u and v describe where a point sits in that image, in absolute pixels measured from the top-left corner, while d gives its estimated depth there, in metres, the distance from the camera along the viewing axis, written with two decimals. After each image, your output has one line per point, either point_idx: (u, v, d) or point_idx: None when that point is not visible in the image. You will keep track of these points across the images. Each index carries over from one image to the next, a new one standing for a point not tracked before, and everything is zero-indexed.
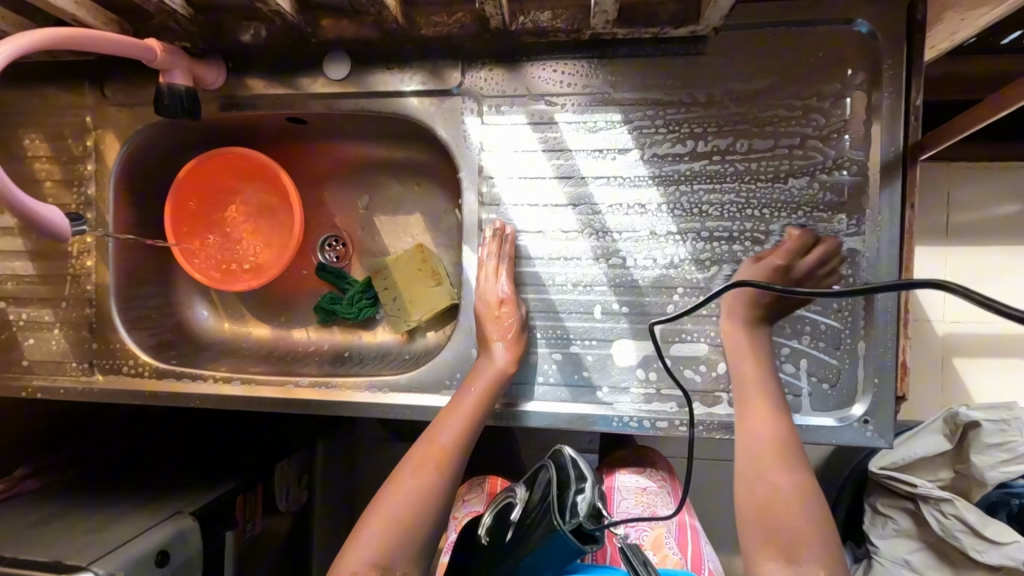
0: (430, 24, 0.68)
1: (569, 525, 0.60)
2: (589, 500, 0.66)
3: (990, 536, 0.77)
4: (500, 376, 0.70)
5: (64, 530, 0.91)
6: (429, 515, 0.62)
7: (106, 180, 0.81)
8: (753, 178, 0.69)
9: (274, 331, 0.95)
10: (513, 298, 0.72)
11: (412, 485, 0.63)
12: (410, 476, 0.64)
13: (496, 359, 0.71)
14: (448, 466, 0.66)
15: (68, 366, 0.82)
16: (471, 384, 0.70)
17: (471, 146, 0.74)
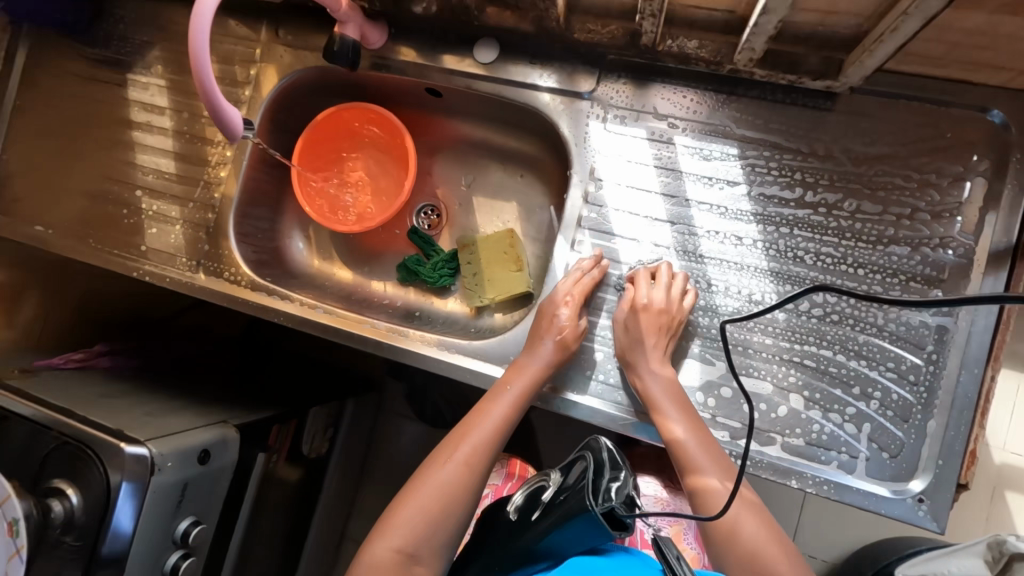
0: (582, 31, 0.72)
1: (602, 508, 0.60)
2: (625, 489, 0.64)
3: None
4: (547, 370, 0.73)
5: (127, 408, 0.98)
6: (465, 493, 0.67)
7: (258, 106, 0.91)
8: (855, 238, 0.70)
9: (355, 278, 1.02)
10: (575, 305, 0.74)
11: (443, 478, 0.67)
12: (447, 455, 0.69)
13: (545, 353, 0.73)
14: (485, 448, 0.70)
15: (178, 260, 0.91)
16: (510, 383, 0.73)
17: (589, 147, 0.78)
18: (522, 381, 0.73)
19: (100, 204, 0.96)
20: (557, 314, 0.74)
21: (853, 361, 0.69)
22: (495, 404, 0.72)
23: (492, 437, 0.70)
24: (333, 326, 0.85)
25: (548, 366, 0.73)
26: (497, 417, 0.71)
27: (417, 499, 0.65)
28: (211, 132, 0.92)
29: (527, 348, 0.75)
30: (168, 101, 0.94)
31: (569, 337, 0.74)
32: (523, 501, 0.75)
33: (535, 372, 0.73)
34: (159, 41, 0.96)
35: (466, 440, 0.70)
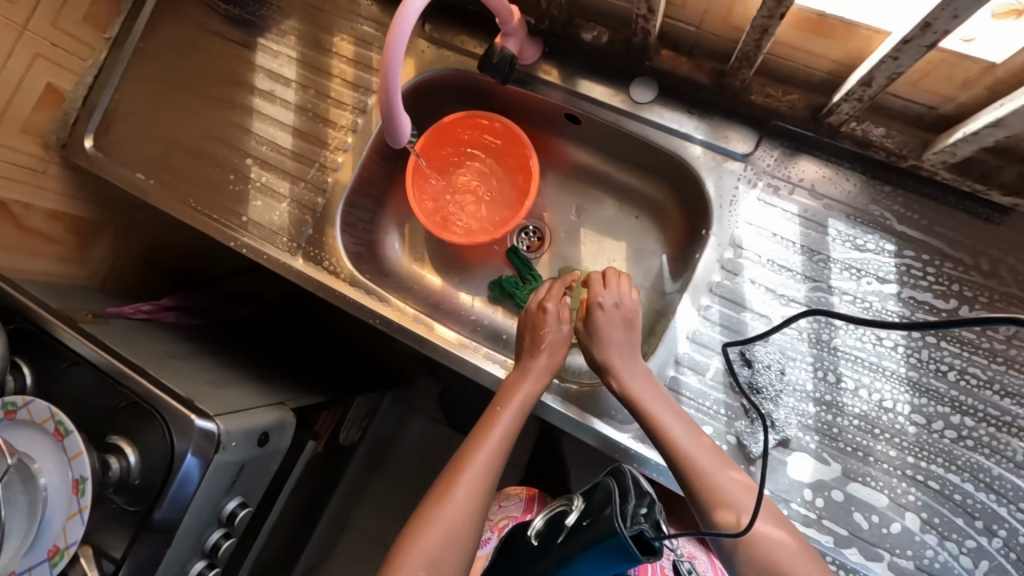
0: (760, 94, 0.72)
1: (631, 531, 0.60)
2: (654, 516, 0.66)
3: None
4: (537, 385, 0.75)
5: (194, 373, 0.96)
6: (473, 524, 0.67)
7: (389, 97, 0.88)
8: (1004, 363, 0.67)
9: (444, 286, 0.99)
10: (558, 315, 0.79)
11: (450, 517, 0.65)
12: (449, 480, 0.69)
13: (533, 366, 0.76)
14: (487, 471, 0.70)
15: (279, 238, 0.88)
16: (504, 406, 0.73)
17: (735, 212, 0.75)
18: (514, 401, 0.73)
19: (205, 164, 0.94)
20: (542, 326, 0.78)
21: (980, 492, 0.66)
22: (491, 433, 0.71)
23: (491, 466, 0.69)
24: (429, 340, 0.82)
25: (540, 383, 0.75)
26: (496, 443, 0.71)
27: (423, 543, 0.64)
28: (335, 115, 0.89)
29: (515, 372, 0.76)
30: (296, 75, 0.91)
31: (555, 353, 0.77)
32: (545, 526, 0.76)
33: (527, 388, 0.74)
34: (297, 10, 0.93)
35: (466, 474, 0.68)
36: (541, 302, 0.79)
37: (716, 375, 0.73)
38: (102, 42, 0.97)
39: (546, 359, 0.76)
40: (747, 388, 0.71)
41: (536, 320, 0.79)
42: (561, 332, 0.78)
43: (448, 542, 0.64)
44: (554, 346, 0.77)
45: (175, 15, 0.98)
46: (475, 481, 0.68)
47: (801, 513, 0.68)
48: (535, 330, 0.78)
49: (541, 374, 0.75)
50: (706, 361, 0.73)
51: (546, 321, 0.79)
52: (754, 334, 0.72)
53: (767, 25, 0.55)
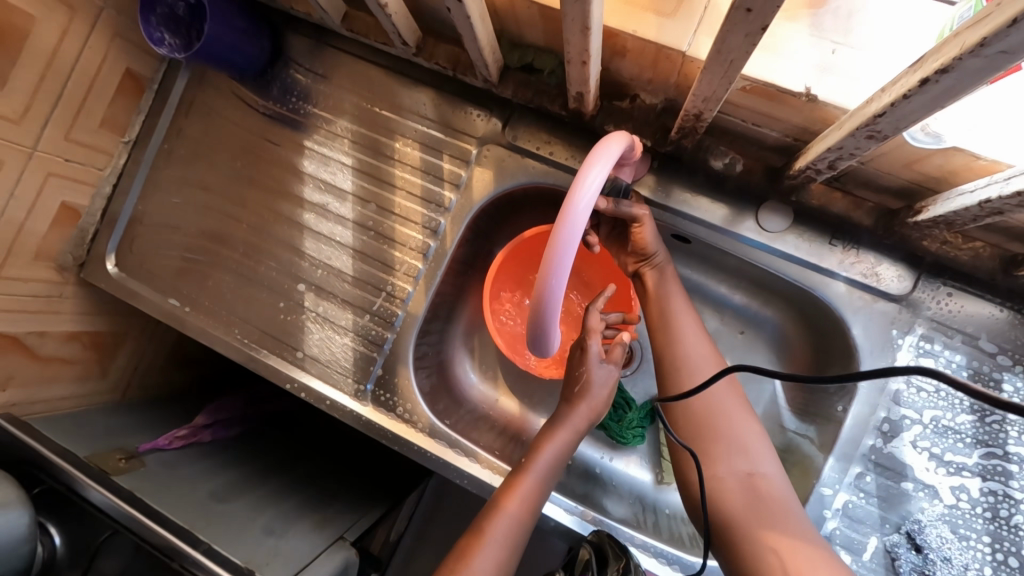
0: (934, 241, 0.61)
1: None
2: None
3: None
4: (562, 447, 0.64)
5: (244, 522, 0.85)
6: None
7: (465, 215, 0.76)
8: None
9: (522, 409, 0.88)
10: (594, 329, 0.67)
11: None
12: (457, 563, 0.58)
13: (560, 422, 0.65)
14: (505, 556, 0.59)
15: (343, 380, 0.77)
16: (529, 465, 0.63)
17: (890, 362, 0.64)
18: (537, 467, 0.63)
19: (251, 288, 0.82)
20: (583, 372, 0.65)
21: None
22: (506, 505, 0.61)
23: (510, 545, 0.59)
24: None
25: (570, 443, 0.64)
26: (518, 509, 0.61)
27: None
28: (402, 235, 0.77)
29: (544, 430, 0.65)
30: (353, 186, 0.79)
31: (591, 403, 0.64)
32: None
33: (552, 454, 0.63)
34: (350, 108, 0.80)
35: (482, 554, 0.58)
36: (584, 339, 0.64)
37: (874, 556, 0.62)
38: (120, 145, 0.84)
39: (582, 410, 0.65)
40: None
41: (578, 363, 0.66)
42: (603, 375, 0.65)
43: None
44: (595, 411, 0.65)
45: (206, 110, 0.86)
46: (491, 562, 0.58)
47: None
48: (573, 377, 0.65)
49: (573, 429, 0.64)
50: (862, 539, 0.63)
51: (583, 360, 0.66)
52: (918, 509, 0.62)
53: (1008, 210, 0.44)
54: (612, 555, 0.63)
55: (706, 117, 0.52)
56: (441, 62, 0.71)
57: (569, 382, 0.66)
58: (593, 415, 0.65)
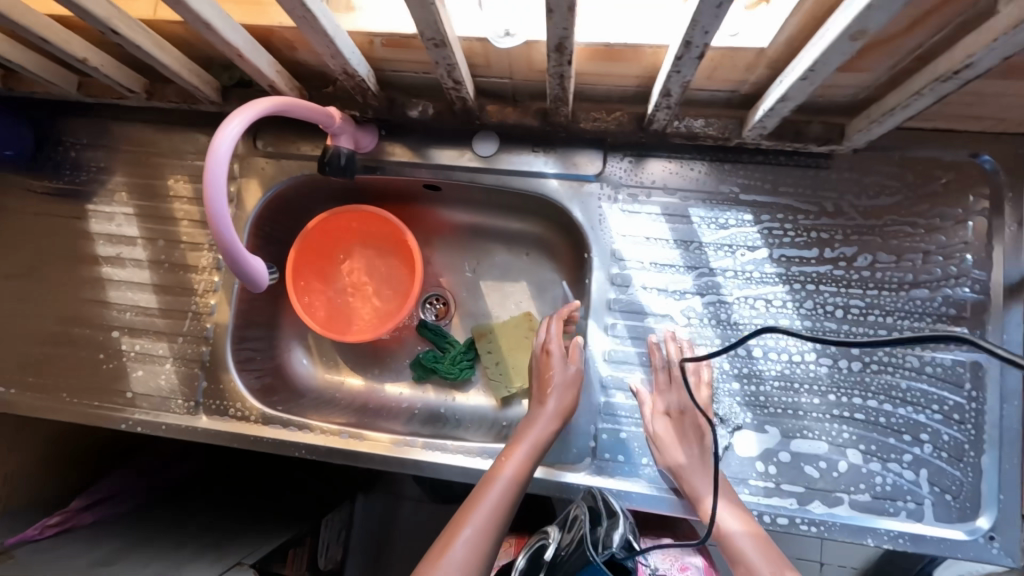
0: (588, 120, 0.72)
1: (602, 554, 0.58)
2: (622, 534, 0.63)
3: None
4: (537, 442, 0.69)
5: (129, 574, 0.87)
6: None
7: (244, 224, 0.84)
8: (878, 286, 0.72)
9: (368, 382, 0.96)
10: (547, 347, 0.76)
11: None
12: (441, 548, 0.60)
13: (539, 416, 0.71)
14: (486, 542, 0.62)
15: (173, 403, 0.82)
16: (508, 459, 0.68)
17: (606, 229, 0.78)
18: (514, 458, 0.68)
19: (71, 351, 0.86)
20: (547, 371, 0.74)
21: (900, 408, 0.70)
22: (488, 489, 0.65)
23: (490, 522, 0.63)
24: (361, 451, 0.79)
25: (543, 434, 0.70)
26: (492, 502, 0.64)
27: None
28: (194, 258, 0.85)
29: (523, 428, 0.71)
30: (140, 230, 0.86)
31: (559, 403, 0.71)
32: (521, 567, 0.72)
33: (529, 445, 0.69)
34: (121, 165, 0.88)
35: (462, 534, 0.61)
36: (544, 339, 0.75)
37: (641, 386, 0.75)
38: None
39: (551, 411, 0.71)
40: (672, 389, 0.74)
41: (545, 366, 0.74)
42: (569, 376, 0.73)
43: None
44: (561, 415, 0.71)
45: None
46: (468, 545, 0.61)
47: (759, 485, 0.71)
48: (541, 378, 0.74)
49: (544, 426, 0.70)
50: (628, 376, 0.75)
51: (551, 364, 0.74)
52: (661, 337, 0.75)
53: (562, 71, 0.57)
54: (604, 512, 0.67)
55: (354, 73, 0.64)
56: (173, 100, 0.80)
57: (540, 386, 0.74)
58: (561, 414, 0.71)
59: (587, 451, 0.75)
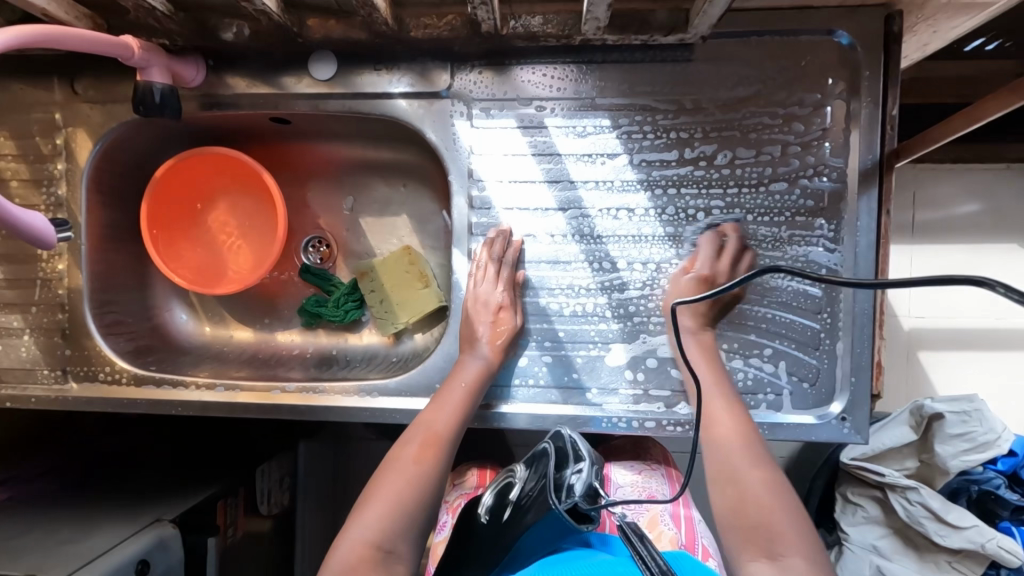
0: (418, 27, 0.67)
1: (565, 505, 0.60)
2: (586, 481, 0.65)
3: (952, 520, 0.87)
4: (485, 373, 0.70)
5: (38, 543, 0.87)
6: (418, 508, 0.60)
7: (78, 179, 0.77)
8: (738, 184, 0.70)
9: (258, 333, 0.93)
10: (511, 304, 0.71)
11: (398, 489, 0.61)
12: (403, 467, 0.63)
13: (479, 353, 0.71)
14: (442, 454, 0.65)
15: (39, 374, 0.79)
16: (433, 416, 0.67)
17: (461, 149, 0.73)
18: (461, 385, 0.69)
19: None
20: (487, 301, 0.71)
21: (759, 305, 0.70)
22: (439, 410, 0.68)
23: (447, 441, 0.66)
24: (239, 402, 0.77)
25: (487, 365, 0.71)
26: (444, 424, 0.67)
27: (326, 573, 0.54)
28: None
29: (448, 382, 0.70)
30: None
31: (501, 331, 0.71)
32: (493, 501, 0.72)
33: (476, 375, 0.70)
34: None
35: (421, 446, 0.65)
36: (481, 262, 0.72)
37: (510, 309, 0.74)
38: None
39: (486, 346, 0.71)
40: (538, 309, 0.73)
41: (473, 303, 0.72)
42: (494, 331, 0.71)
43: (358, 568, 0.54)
44: (480, 381, 0.70)
45: None
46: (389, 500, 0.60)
47: (629, 393, 0.72)
48: (476, 306, 0.72)
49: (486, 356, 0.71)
50: None
51: (479, 312, 0.72)
52: (526, 257, 0.73)
53: None
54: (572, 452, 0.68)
55: None
56: None
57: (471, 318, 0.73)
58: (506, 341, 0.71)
59: None
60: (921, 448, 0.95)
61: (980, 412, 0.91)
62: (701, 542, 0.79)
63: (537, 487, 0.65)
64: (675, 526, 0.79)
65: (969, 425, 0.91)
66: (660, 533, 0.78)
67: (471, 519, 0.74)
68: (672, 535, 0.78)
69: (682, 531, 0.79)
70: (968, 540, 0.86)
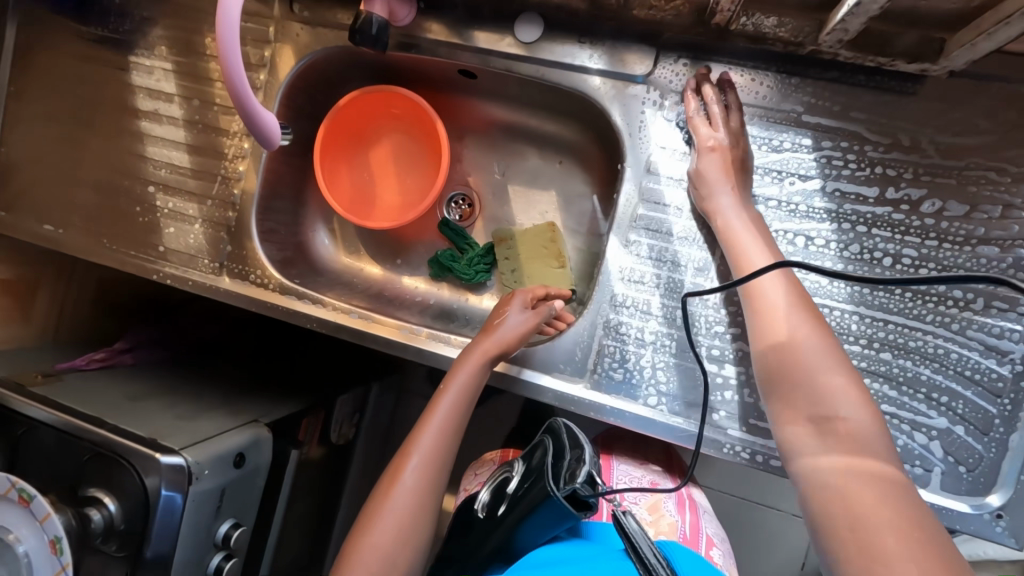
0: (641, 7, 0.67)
1: (562, 490, 0.61)
2: (587, 469, 0.65)
3: None
4: (474, 381, 0.72)
5: (157, 411, 0.96)
6: (414, 533, 0.67)
7: (274, 92, 0.82)
8: (939, 238, 0.64)
9: (386, 272, 0.97)
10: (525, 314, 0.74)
11: (390, 510, 0.67)
12: (386, 494, 0.69)
13: (493, 338, 0.72)
14: (431, 483, 0.70)
15: (200, 262, 0.86)
16: (448, 388, 0.72)
17: (643, 137, 0.72)
18: (454, 388, 0.72)
19: (109, 200, 0.90)
20: (501, 312, 0.75)
21: (926, 369, 0.65)
22: (426, 429, 0.71)
23: (429, 463, 0.70)
24: (368, 332, 0.80)
25: (481, 365, 0.72)
26: (425, 451, 0.71)
27: (378, 538, 0.66)
28: (225, 122, 0.85)
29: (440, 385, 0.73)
30: (177, 87, 0.87)
31: (497, 338, 0.72)
32: (489, 497, 0.75)
33: (466, 380, 0.72)
34: (163, 18, 0.87)
35: (410, 463, 0.70)
36: (511, 290, 0.77)
37: (654, 308, 0.71)
38: None
39: (484, 345, 0.72)
40: (681, 316, 0.71)
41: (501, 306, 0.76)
42: (519, 320, 0.74)
43: (400, 533, 0.66)
44: (505, 343, 0.72)
45: (41, 46, 0.92)
46: (417, 471, 0.69)
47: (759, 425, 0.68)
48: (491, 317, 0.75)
49: (481, 357, 0.72)
50: (644, 296, 0.72)
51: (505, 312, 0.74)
52: (684, 260, 0.71)
53: None
54: (568, 445, 0.68)
55: None
56: None
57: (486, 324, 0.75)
58: (504, 347, 0.72)
59: (583, 364, 0.73)
60: None
61: None
62: (704, 533, 0.76)
63: (536, 477, 0.67)
64: (677, 513, 0.75)
65: None
66: (659, 517, 0.75)
67: (470, 514, 0.78)
68: (672, 520, 0.74)
69: (686, 520, 0.75)
70: None
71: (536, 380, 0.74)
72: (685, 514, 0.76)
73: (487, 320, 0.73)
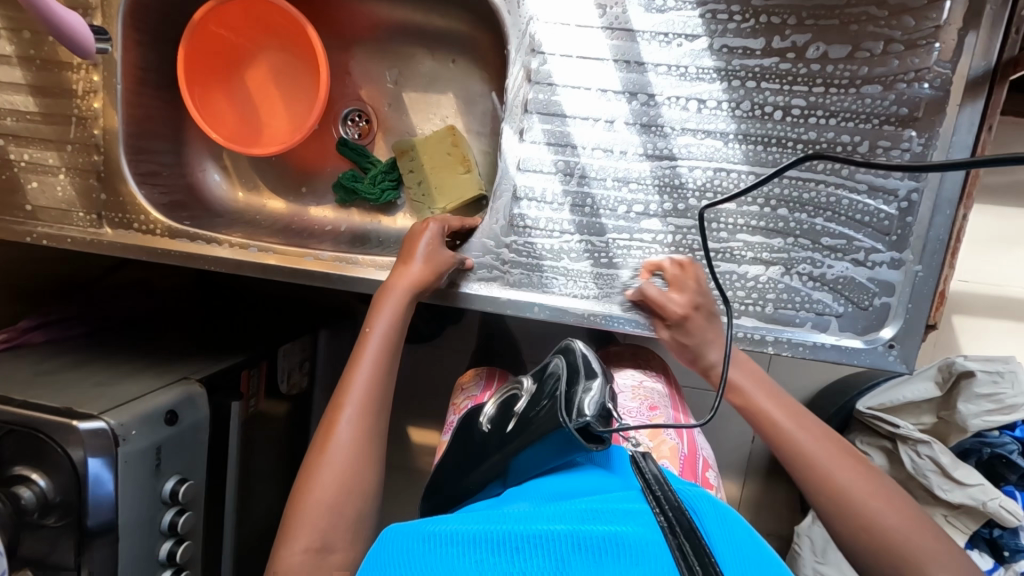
0: None
1: (576, 423, 0.53)
2: (599, 399, 0.57)
3: (958, 477, 0.80)
4: (397, 322, 0.68)
5: (75, 381, 0.91)
6: (362, 487, 0.61)
7: (114, 10, 0.72)
8: (825, 84, 0.64)
9: (290, 205, 0.92)
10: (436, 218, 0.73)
11: (332, 467, 0.60)
12: (323, 456, 0.62)
13: (411, 269, 0.68)
14: (372, 435, 0.64)
15: (75, 216, 0.78)
16: (371, 331, 0.67)
17: (524, 12, 0.67)
18: (378, 331, 0.67)
19: None
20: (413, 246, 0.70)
21: (818, 219, 0.66)
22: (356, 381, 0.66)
23: (366, 413, 0.64)
24: (273, 264, 0.76)
25: (404, 299, 0.68)
26: (358, 403, 0.65)
27: (319, 496, 0.59)
28: (65, 54, 0.75)
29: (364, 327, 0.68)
30: (0, 19, 0.76)
31: (414, 271, 0.68)
32: (495, 412, 0.70)
33: (387, 327, 0.67)
34: None
35: (344, 415, 0.64)
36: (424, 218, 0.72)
37: (555, 195, 0.69)
38: None
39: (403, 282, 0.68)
40: (584, 201, 0.69)
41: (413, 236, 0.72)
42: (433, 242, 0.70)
43: (342, 487, 0.60)
44: (421, 277, 0.68)
45: None
46: (356, 418, 0.64)
47: None
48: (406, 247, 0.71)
49: (400, 293, 0.68)
50: (544, 185, 0.69)
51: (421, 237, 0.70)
52: (580, 141, 0.68)
53: None
54: (584, 373, 0.61)
55: None
56: None
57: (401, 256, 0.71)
58: (423, 280, 0.68)
59: (495, 263, 0.71)
60: (941, 406, 0.87)
61: (1015, 374, 0.81)
62: (701, 454, 0.75)
63: (547, 405, 0.58)
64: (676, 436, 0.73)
65: (997, 387, 0.81)
66: (660, 442, 0.72)
67: (471, 426, 0.72)
68: (673, 444, 0.72)
69: (685, 441, 0.74)
70: (970, 497, 0.78)
71: (469, 290, 0.72)
72: (683, 433, 0.75)
73: (401, 252, 0.69)
